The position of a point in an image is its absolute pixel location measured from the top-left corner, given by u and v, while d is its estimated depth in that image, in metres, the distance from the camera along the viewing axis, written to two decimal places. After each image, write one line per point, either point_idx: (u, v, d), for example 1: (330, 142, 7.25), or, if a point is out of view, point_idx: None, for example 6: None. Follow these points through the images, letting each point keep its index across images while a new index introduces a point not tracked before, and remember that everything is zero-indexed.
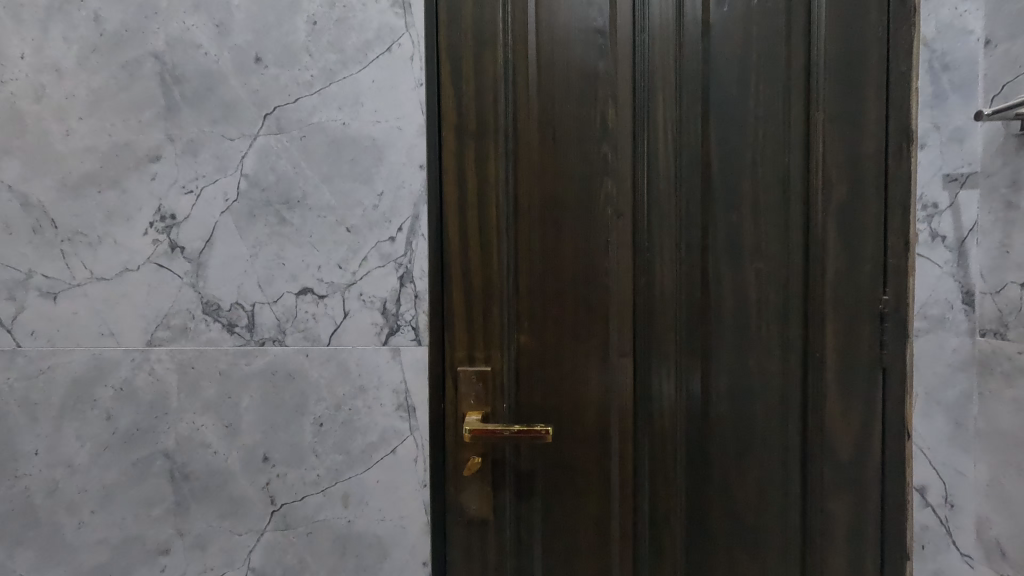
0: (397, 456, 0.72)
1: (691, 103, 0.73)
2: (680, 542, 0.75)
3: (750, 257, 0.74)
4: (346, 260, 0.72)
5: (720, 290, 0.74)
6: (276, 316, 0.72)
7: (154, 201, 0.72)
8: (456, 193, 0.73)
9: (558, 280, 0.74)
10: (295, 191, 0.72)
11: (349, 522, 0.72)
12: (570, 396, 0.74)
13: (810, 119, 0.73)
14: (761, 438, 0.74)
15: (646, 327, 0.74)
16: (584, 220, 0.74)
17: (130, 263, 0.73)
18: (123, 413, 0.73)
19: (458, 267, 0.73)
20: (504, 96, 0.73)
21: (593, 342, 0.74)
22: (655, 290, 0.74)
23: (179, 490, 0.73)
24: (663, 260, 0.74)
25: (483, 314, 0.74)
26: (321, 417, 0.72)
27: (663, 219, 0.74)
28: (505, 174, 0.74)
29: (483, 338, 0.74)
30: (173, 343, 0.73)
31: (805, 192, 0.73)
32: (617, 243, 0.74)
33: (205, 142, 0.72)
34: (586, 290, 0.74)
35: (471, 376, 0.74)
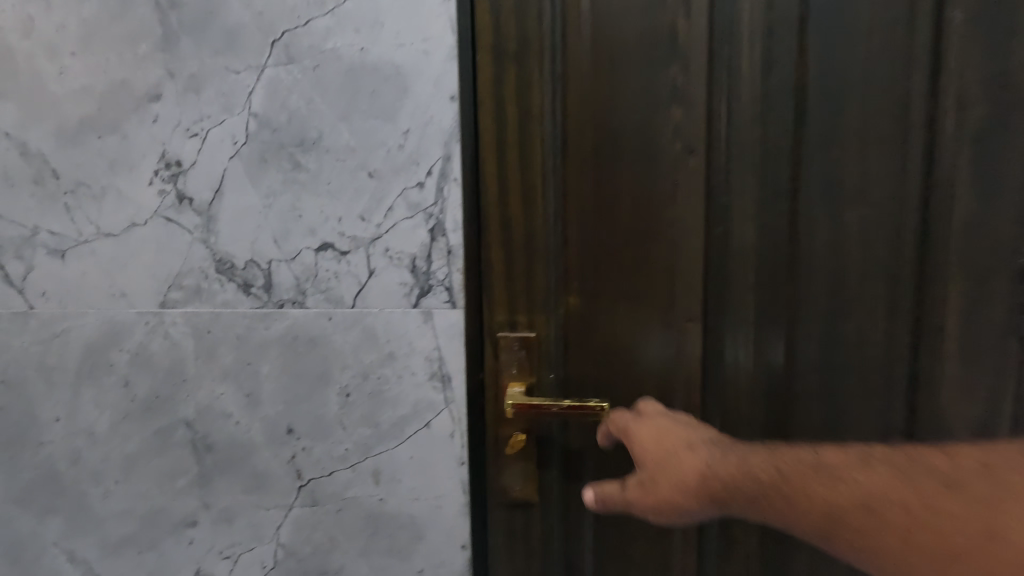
0: (431, 431, 0.65)
1: (786, 6, 0.59)
2: (753, 531, 0.66)
3: (853, 201, 0.60)
4: (369, 211, 0.63)
5: (813, 242, 0.61)
6: (295, 275, 0.65)
7: (157, 147, 0.64)
8: (494, 132, 0.62)
9: (615, 232, 0.63)
10: (310, 131, 0.63)
11: (380, 500, 0.66)
12: (627, 367, 0.64)
13: (943, 20, 0.57)
14: (857, 420, 0.62)
15: (719, 287, 0.63)
16: (646, 159, 0.62)
17: (137, 217, 0.66)
18: (141, 380, 0.68)
19: (497, 220, 0.63)
20: (551, 7, 0.60)
21: (655, 305, 0.63)
22: (732, 243, 0.62)
23: (202, 461, 0.68)
24: (743, 207, 0.61)
25: (526, 274, 0.64)
26: (347, 387, 0.65)
27: (744, 156, 0.61)
28: (553, 108, 0.62)
29: (526, 301, 0.64)
30: (187, 305, 0.66)
31: (930, 117, 0.58)
32: (686, 186, 0.61)
33: (207, 77, 0.63)
34: (648, 244, 0.63)
35: (513, 345, 0.64)
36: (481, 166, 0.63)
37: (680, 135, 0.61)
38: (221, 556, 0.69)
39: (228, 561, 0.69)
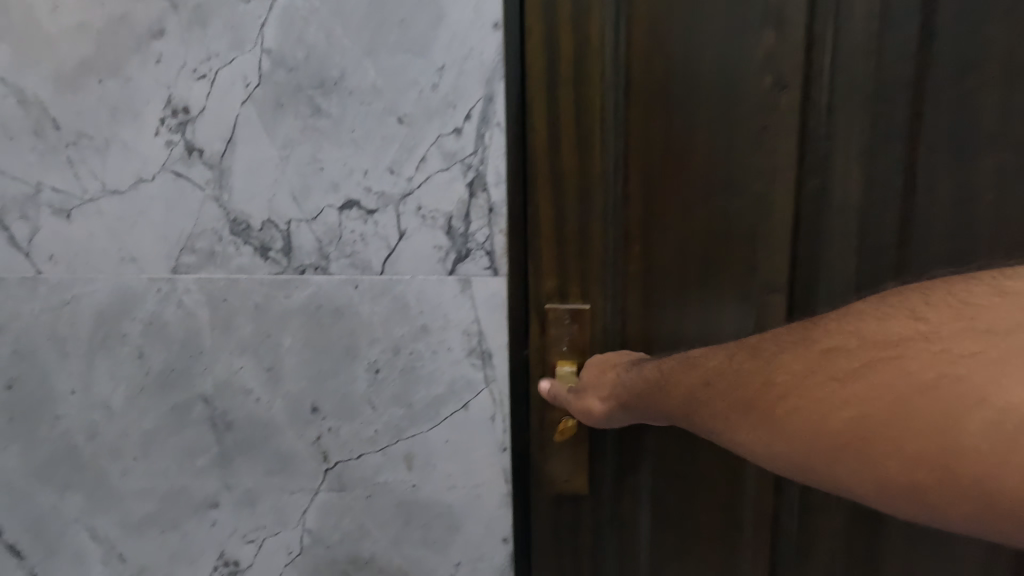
0: (469, 413, 0.58)
1: None
2: (838, 535, 0.58)
3: (986, 147, 0.49)
4: (399, 162, 0.55)
5: (931, 198, 0.51)
6: (317, 237, 0.57)
7: (162, 92, 0.57)
8: (544, 69, 0.53)
9: (686, 187, 0.54)
10: (330, 70, 0.54)
11: (413, 487, 0.60)
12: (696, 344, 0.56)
13: None
14: None
15: (810, 254, 0.53)
16: (728, 98, 0.52)
17: (144, 172, 0.59)
18: (155, 352, 0.62)
19: (547, 175, 0.54)
20: None
21: (732, 274, 0.54)
22: (828, 199, 0.52)
23: (222, 440, 0.63)
24: (844, 155, 0.51)
25: (580, 238, 0.55)
26: (376, 363, 0.58)
27: (850, 93, 0.50)
28: (614, 39, 0.52)
29: (580, 269, 0.56)
30: (200, 271, 0.60)
31: None
32: (775, 131, 0.52)
33: (214, 8, 0.55)
34: (726, 202, 0.53)
35: (564, 319, 0.57)
36: (528, 111, 0.53)
37: (769, 70, 0.51)
38: (245, 539, 0.65)
39: (253, 545, 0.65)
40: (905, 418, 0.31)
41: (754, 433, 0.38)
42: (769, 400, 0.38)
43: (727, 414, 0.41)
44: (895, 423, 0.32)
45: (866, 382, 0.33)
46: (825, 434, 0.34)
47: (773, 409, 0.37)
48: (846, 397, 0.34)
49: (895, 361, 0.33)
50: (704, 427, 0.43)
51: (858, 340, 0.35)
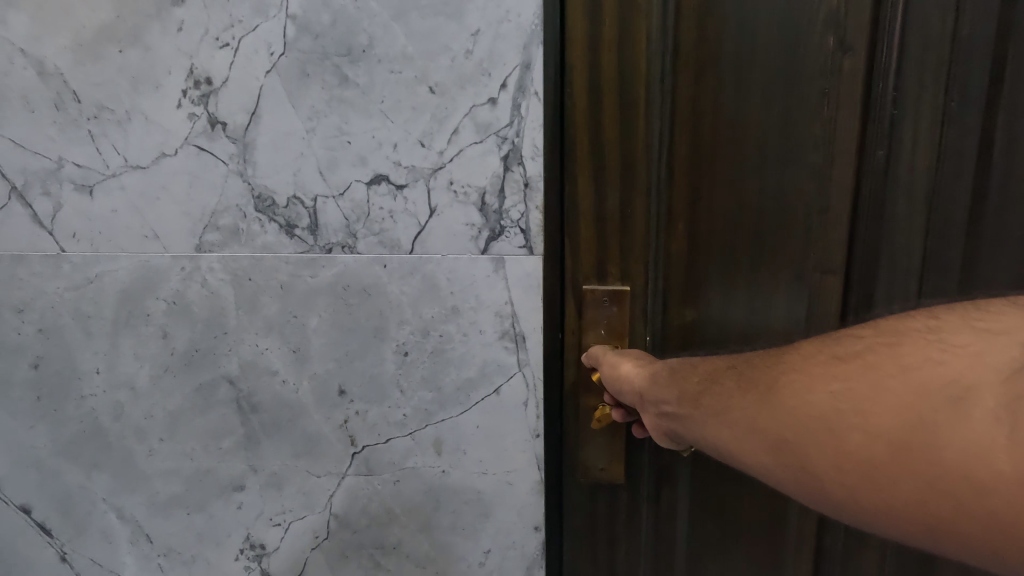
0: (501, 397, 0.56)
1: None
2: None
3: None
4: (430, 135, 0.52)
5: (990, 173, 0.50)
6: (344, 214, 0.55)
7: (184, 62, 0.55)
8: (588, 42, 0.51)
9: (738, 164, 0.53)
10: (358, 36, 0.51)
11: (443, 473, 0.58)
12: (742, 326, 0.55)
13: None
14: None
15: (858, 233, 0.53)
16: (784, 74, 0.51)
17: (166, 146, 0.57)
18: (179, 332, 0.61)
19: (591, 152, 0.53)
20: None
21: (783, 253, 0.54)
22: (886, 176, 0.52)
23: (248, 422, 0.61)
24: (902, 132, 0.51)
25: (622, 217, 0.54)
26: (405, 345, 0.56)
27: (911, 68, 0.50)
28: (661, 10, 0.51)
29: (622, 249, 0.55)
30: (225, 249, 0.58)
31: None
32: (831, 107, 0.51)
33: None
34: (779, 180, 0.53)
35: (605, 302, 0.55)
36: (573, 85, 0.52)
37: (819, 43, 0.50)
38: (271, 522, 0.64)
39: (279, 528, 0.64)
40: (888, 394, 0.29)
41: (732, 411, 0.37)
42: (761, 381, 0.36)
43: (716, 398, 0.39)
44: (872, 394, 0.30)
45: (854, 365, 0.32)
46: (801, 412, 0.32)
47: (762, 388, 0.36)
48: (834, 377, 0.32)
49: (890, 345, 0.32)
50: (687, 418, 0.42)
51: (872, 331, 0.34)
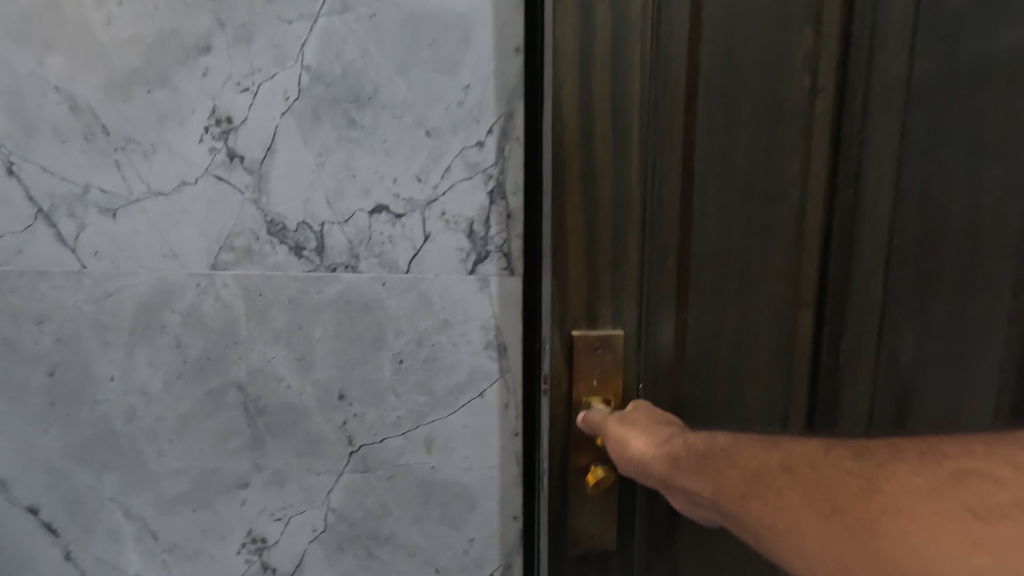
0: (486, 400, 0.64)
1: None
2: None
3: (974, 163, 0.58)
4: (426, 172, 0.60)
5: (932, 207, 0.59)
6: (348, 238, 0.63)
7: (208, 102, 0.62)
8: (578, 97, 0.56)
9: (724, 202, 0.59)
10: (365, 85, 0.59)
11: (432, 468, 0.65)
12: (727, 347, 0.61)
13: None
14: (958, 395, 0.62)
15: (823, 263, 0.61)
16: (765, 121, 0.58)
17: (188, 175, 0.64)
18: (193, 341, 0.67)
19: (587, 199, 0.57)
20: None
21: (766, 280, 0.61)
22: (855, 210, 0.59)
23: (255, 424, 0.68)
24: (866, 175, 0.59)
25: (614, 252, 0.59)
26: (401, 354, 0.64)
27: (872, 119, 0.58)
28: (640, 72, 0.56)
29: (614, 289, 0.60)
30: (239, 267, 0.65)
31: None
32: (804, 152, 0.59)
33: (258, 26, 0.60)
34: (762, 215, 0.59)
35: (597, 344, 0.59)
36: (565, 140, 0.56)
37: (784, 98, 0.58)
38: (273, 517, 0.69)
39: (280, 523, 0.69)
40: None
41: (810, 535, 0.35)
42: (854, 515, 0.34)
43: (788, 513, 0.37)
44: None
45: (992, 535, 0.30)
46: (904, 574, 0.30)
47: (852, 522, 0.34)
48: (957, 546, 0.30)
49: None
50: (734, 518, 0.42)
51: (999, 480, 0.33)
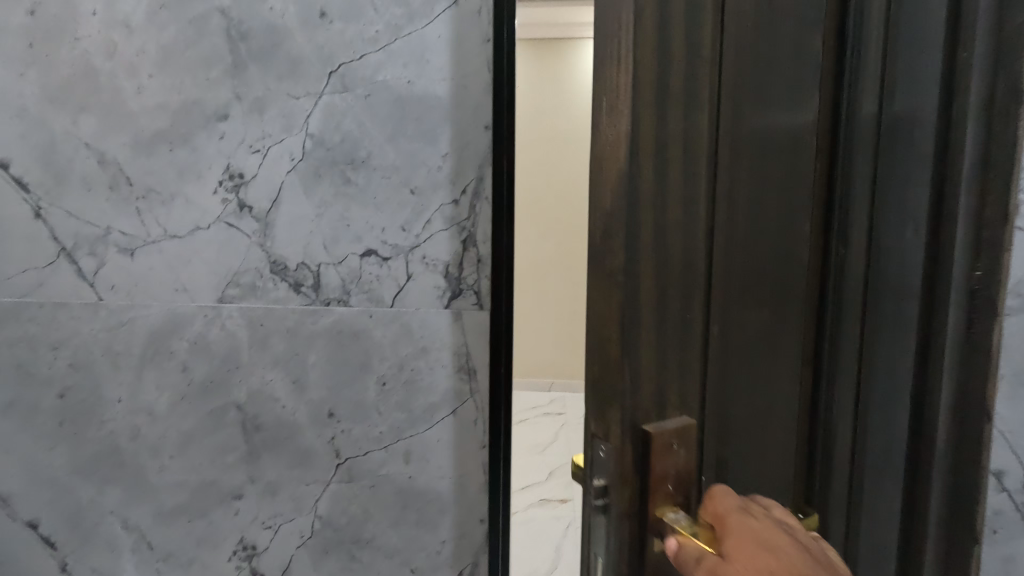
0: (457, 417, 0.74)
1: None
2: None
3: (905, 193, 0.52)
4: (410, 222, 0.72)
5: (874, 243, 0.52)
6: (341, 277, 0.73)
7: (223, 160, 0.73)
8: (655, 113, 0.38)
9: (744, 266, 0.47)
10: (359, 151, 0.71)
11: (410, 477, 0.75)
12: (756, 425, 0.50)
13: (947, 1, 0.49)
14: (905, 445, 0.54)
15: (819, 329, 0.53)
16: (785, 165, 0.49)
17: (201, 221, 0.74)
18: (198, 366, 0.76)
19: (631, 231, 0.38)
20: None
21: (772, 347, 0.51)
22: (845, 266, 0.52)
23: (251, 440, 0.76)
24: (856, 227, 0.52)
25: (682, 328, 0.41)
26: (385, 376, 0.74)
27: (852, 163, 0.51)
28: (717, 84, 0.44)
29: (659, 373, 0.41)
30: (243, 301, 0.75)
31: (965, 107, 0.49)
32: (797, 199, 0.51)
33: (271, 100, 0.71)
34: (771, 271, 0.50)
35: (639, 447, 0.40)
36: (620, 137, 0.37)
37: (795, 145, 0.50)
38: (264, 525, 0.77)
39: (270, 530, 0.77)
40: None
41: None
42: None
43: None
44: None
45: None
46: None
47: None
48: None
49: None
50: None
51: None
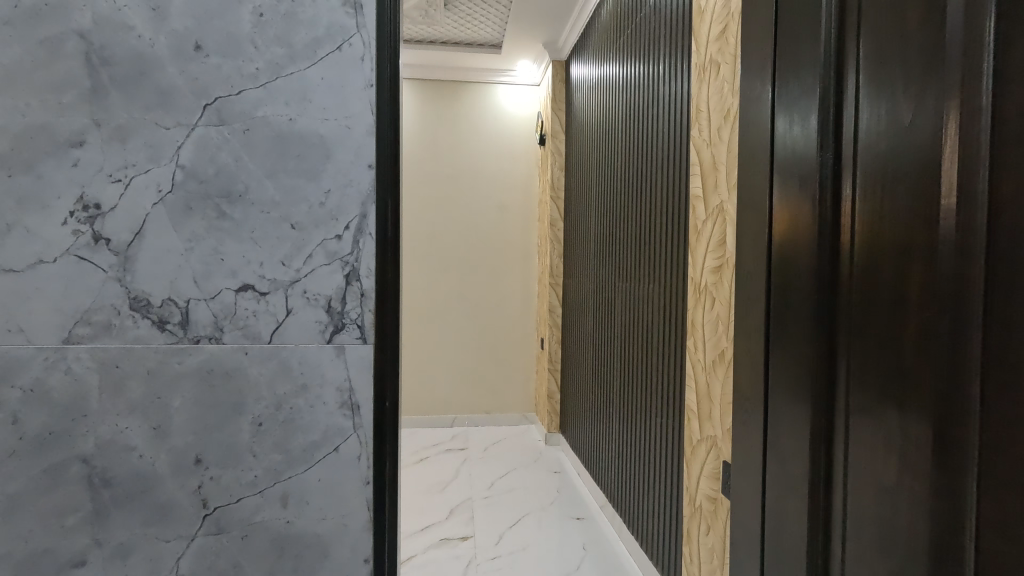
0: (340, 454, 0.72)
1: (921, 44, 0.49)
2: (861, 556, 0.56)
3: (892, 219, 0.52)
4: (290, 257, 0.71)
5: (946, 269, 0.47)
6: (213, 313, 0.70)
7: (75, 189, 0.68)
8: (955, 184, 0.46)
9: (945, 305, 0.47)
10: (236, 185, 0.70)
11: (288, 522, 0.72)
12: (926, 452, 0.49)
13: (874, 68, 0.55)
14: (943, 468, 0.47)
15: (923, 356, 0.49)
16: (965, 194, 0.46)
17: (45, 254, 0.67)
18: (32, 417, 0.67)
19: (939, 232, 0.48)
20: (930, 84, 0.48)
21: (967, 377, 0.46)
22: (925, 295, 0.49)
23: (98, 496, 0.69)
24: (946, 251, 0.47)
25: (955, 366, 0.46)
26: (261, 417, 0.71)
27: (960, 184, 0.46)
28: (896, 116, 0.52)
29: (952, 392, 0.47)
30: (95, 340, 0.68)
31: (907, 142, 0.51)
32: (947, 228, 0.47)
33: (135, 129, 0.68)
34: (953, 300, 0.47)
35: (888, 414, 0.53)
36: (835, 173, 0.60)
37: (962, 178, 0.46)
38: None
39: None
40: None
41: None
42: None
43: None
44: None
45: None
46: None
47: None
48: None
49: None
50: None
51: None
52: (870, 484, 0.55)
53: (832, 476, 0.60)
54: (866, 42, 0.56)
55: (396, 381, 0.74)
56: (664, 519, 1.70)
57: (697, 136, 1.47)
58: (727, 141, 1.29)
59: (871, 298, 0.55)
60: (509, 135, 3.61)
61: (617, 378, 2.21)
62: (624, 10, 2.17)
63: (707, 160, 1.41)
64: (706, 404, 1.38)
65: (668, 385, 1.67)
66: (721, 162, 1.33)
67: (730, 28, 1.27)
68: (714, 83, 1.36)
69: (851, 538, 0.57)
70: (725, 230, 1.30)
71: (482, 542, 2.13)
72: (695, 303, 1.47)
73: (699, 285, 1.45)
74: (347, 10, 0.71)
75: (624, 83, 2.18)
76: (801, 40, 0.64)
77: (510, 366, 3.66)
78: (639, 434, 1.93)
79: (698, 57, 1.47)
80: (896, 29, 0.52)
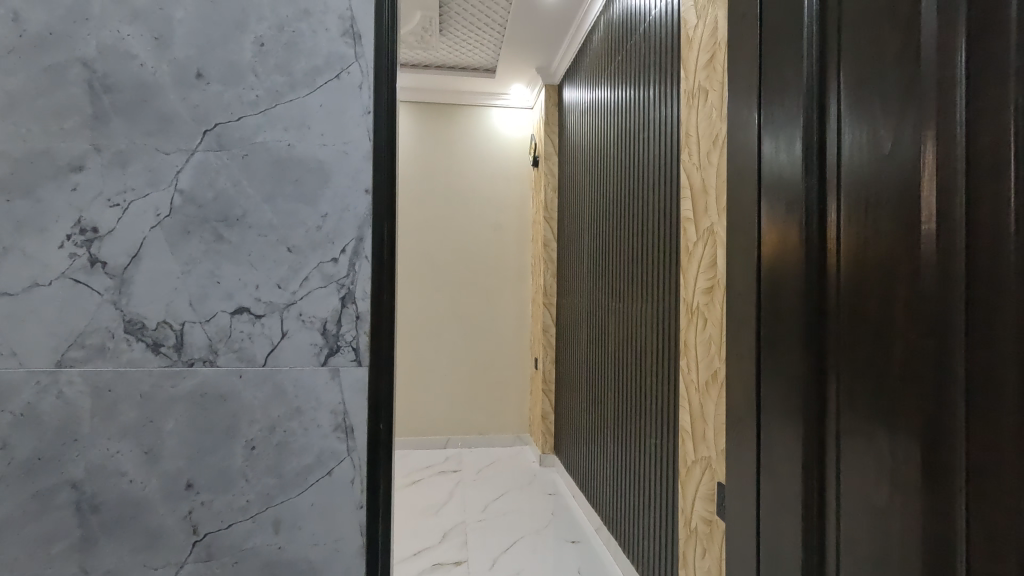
0: (333, 478, 0.72)
1: (899, 76, 0.52)
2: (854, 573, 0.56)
3: (876, 240, 0.54)
4: (286, 279, 0.72)
5: (928, 291, 0.48)
6: (208, 335, 0.70)
7: (74, 214, 0.68)
8: (934, 209, 0.48)
9: (930, 326, 0.48)
10: (234, 209, 0.71)
11: (279, 548, 0.71)
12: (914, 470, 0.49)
13: (854, 97, 0.57)
14: (931, 484, 0.48)
15: (909, 374, 0.50)
16: (945, 218, 0.47)
17: (40, 277, 0.68)
18: (21, 441, 0.67)
19: (921, 256, 0.49)
20: (910, 113, 0.50)
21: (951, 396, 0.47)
22: (910, 315, 0.50)
23: (87, 522, 0.68)
24: (928, 273, 0.48)
25: (939, 385, 0.48)
26: (254, 440, 0.70)
27: (938, 209, 0.48)
28: (877, 143, 0.54)
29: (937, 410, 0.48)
30: (88, 364, 0.68)
31: (888, 168, 0.53)
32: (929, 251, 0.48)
33: (135, 154, 0.69)
34: (937, 321, 0.48)
35: (879, 432, 0.54)
36: (820, 196, 0.62)
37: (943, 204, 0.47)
38: None
39: None
40: None
41: None
42: None
43: None
44: None
45: None
46: None
47: None
48: None
49: None
50: None
51: None
52: (862, 501, 0.55)
53: (825, 498, 0.60)
54: (846, 73, 0.59)
55: (390, 403, 0.74)
56: (659, 541, 1.68)
57: (687, 160, 1.50)
58: (716, 165, 1.32)
59: (857, 318, 0.56)
60: (502, 157, 3.66)
61: (611, 397, 2.21)
62: (615, 37, 2.24)
63: (697, 183, 1.44)
64: (700, 424, 1.39)
65: (661, 406, 1.68)
66: (710, 185, 1.35)
67: (718, 57, 1.31)
68: (703, 109, 1.40)
69: (845, 555, 0.57)
70: (716, 252, 1.32)
71: (475, 567, 2.09)
72: (687, 323, 1.48)
73: (691, 305, 1.46)
74: (346, 40, 0.73)
75: (616, 107, 2.23)
76: (785, 71, 0.67)
77: (505, 386, 3.64)
78: (633, 455, 1.92)
79: (687, 84, 1.51)
80: (876, 61, 0.55)
